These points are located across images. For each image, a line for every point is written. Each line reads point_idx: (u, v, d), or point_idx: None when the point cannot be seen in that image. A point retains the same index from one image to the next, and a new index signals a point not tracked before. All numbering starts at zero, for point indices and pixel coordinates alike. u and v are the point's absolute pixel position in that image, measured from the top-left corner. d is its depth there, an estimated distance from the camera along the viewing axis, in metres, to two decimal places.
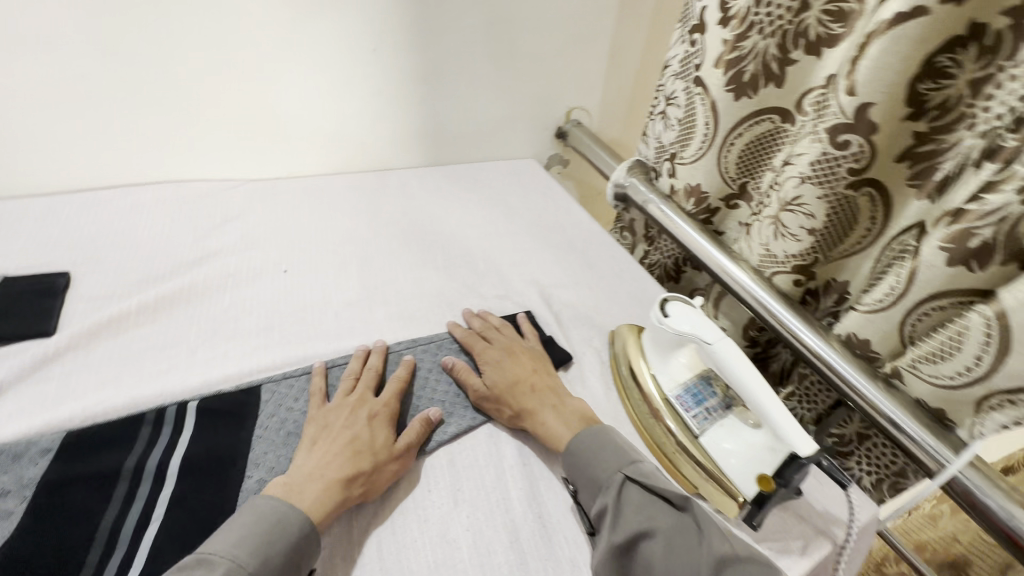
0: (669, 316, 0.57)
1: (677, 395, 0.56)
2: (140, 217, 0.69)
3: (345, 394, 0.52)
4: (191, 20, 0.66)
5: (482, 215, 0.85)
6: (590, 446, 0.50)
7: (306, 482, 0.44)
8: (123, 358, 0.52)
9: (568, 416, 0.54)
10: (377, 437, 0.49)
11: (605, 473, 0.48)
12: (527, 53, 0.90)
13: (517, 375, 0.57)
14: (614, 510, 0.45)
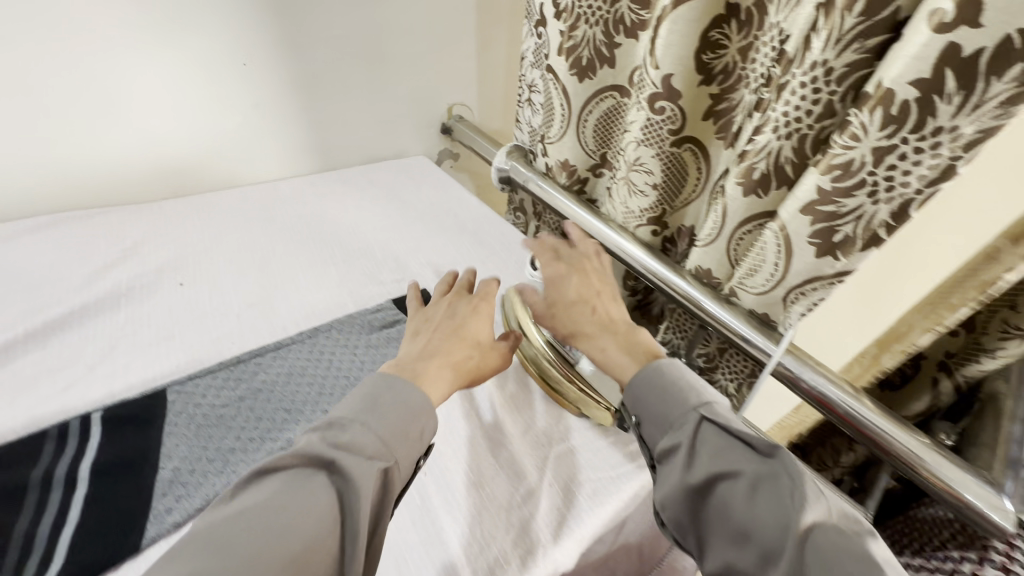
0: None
1: (554, 335, 0.66)
2: (17, 252, 0.68)
3: (446, 295, 0.63)
4: (42, 50, 0.66)
5: (376, 210, 0.90)
6: (659, 382, 0.52)
7: (414, 360, 0.53)
8: (17, 385, 0.53)
9: (626, 340, 0.59)
10: (481, 332, 0.58)
11: (678, 412, 0.49)
12: (399, 58, 0.96)
13: (581, 294, 0.64)
14: (694, 447, 0.46)
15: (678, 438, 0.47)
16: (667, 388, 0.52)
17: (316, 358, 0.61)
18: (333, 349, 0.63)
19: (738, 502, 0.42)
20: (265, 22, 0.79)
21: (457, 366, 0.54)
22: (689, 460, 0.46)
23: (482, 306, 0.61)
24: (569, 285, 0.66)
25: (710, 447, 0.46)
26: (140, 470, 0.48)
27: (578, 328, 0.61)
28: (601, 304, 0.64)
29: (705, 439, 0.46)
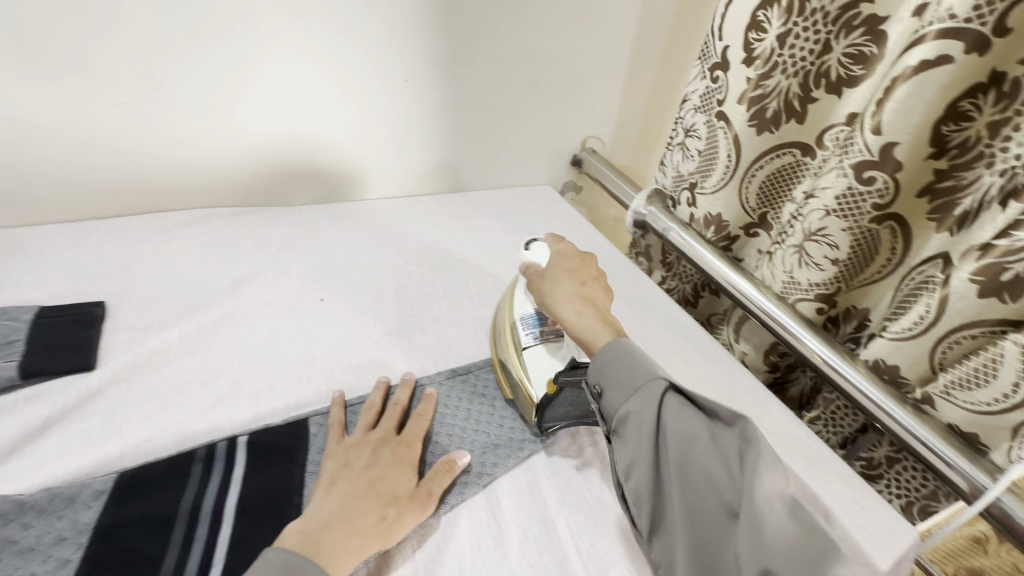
0: (531, 253, 0.61)
1: (522, 319, 0.59)
2: (174, 245, 0.68)
3: (366, 431, 0.50)
4: (232, 48, 0.67)
5: (507, 241, 0.85)
6: (624, 352, 0.47)
7: (322, 530, 0.41)
8: (168, 392, 0.51)
9: (590, 317, 0.52)
10: (400, 483, 0.46)
11: (643, 377, 0.44)
12: (549, 84, 0.92)
13: (565, 278, 0.57)
14: (679, 451, 0.40)
15: (693, 460, 0.40)
16: (639, 361, 0.46)
17: (452, 407, 0.56)
18: (475, 400, 0.57)
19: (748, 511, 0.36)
20: (432, 35, 0.76)
21: (369, 536, 0.42)
22: (692, 474, 0.39)
23: (409, 450, 0.49)
24: (569, 259, 0.59)
25: (702, 464, 0.39)
26: (284, 514, 0.44)
27: (558, 296, 0.55)
28: (590, 294, 0.55)
29: (694, 468, 0.39)
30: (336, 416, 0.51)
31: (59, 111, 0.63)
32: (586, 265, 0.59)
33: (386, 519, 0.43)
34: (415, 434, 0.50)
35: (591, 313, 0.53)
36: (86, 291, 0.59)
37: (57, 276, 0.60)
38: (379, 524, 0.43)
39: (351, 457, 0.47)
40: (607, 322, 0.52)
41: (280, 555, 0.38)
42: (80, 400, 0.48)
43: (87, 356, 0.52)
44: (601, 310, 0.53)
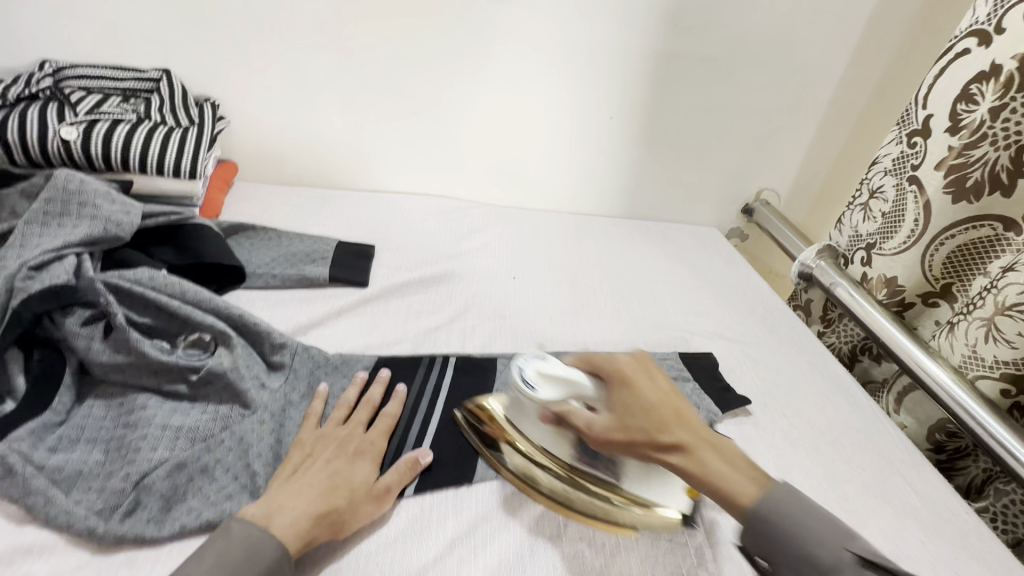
0: (541, 394, 0.51)
1: (578, 455, 0.52)
2: (417, 219, 0.89)
3: (337, 423, 0.52)
4: (494, 82, 0.86)
5: (670, 268, 0.94)
6: (787, 512, 0.41)
7: (283, 505, 0.43)
8: (406, 313, 0.70)
9: (729, 460, 0.44)
10: (359, 473, 0.47)
11: (826, 554, 0.39)
12: (738, 133, 1.00)
13: (623, 404, 0.49)
14: (793, 513, 0.41)
15: (813, 528, 0.40)
16: (795, 514, 0.41)
17: None
18: None
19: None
20: (646, 82, 0.90)
21: (324, 523, 0.43)
22: (806, 560, 0.39)
23: (371, 449, 0.50)
24: (639, 390, 0.49)
25: (814, 525, 0.40)
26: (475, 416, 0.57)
27: (684, 445, 0.45)
28: (660, 405, 0.48)
29: (795, 520, 0.41)
30: (313, 407, 0.53)
31: (367, 118, 0.87)
32: (634, 370, 0.50)
33: (336, 510, 0.44)
34: (379, 435, 0.52)
35: (681, 447, 0.45)
36: (361, 237, 0.82)
37: (344, 222, 0.84)
38: (329, 514, 0.44)
39: (313, 451, 0.49)
40: (698, 433, 0.46)
41: (240, 525, 0.41)
42: (356, 304, 0.69)
43: (361, 277, 0.73)
44: (705, 436, 0.46)
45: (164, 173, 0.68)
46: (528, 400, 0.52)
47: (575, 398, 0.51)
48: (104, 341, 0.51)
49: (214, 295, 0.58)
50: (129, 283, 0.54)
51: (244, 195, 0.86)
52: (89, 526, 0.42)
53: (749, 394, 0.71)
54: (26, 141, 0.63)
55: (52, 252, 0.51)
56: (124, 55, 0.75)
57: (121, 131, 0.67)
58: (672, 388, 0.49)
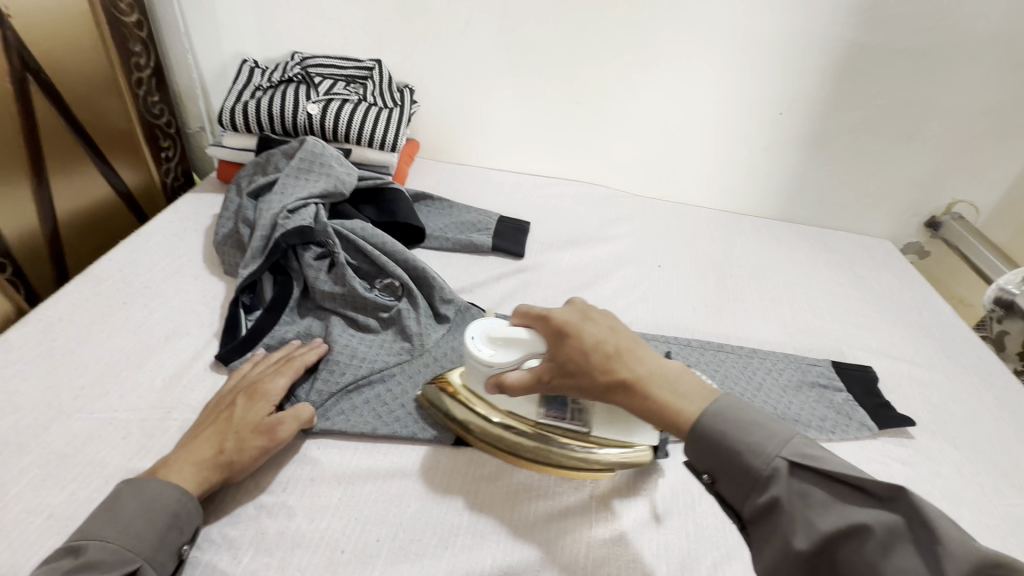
0: (497, 360, 0.47)
1: (546, 412, 0.50)
2: (568, 202, 0.95)
3: (243, 378, 0.52)
4: (660, 75, 0.88)
5: (829, 275, 0.88)
6: (738, 419, 0.39)
7: (175, 459, 0.44)
8: (556, 285, 0.76)
9: (665, 387, 0.41)
10: (250, 415, 0.48)
11: (758, 460, 0.37)
12: (932, 134, 0.89)
13: (570, 359, 0.43)
14: (727, 424, 0.39)
15: (736, 444, 0.38)
16: (743, 440, 0.38)
17: (751, 377, 0.65)
18: (769, 379, 0.65)
19: (824, 528, 0.34)
20: (826, 76, 0.85)
21: (213, 469, 0.44)
22: (744, 472, 0.38)
23: (259, 391, 0.50)
24: (582, 339, 0.43)
25: (751, 438, 0.38)
26: None
27: (626, 381, 0.41)
28: (598, 343, 0.43)
29: (742, 431, 0.38)
30: (241, 367, 0.54)
31: (536, 106, 0.94)
32: (571, 318, 0.45)
33: (223, 453, 0.45)
34: (277, 378, 0.51)
35: (624, 384, 0.41)
36: (518, 214, 0.90)
37: (504, 199, 0.93)
38: (218, 455, 0.45)
39: (211, 409, 0.49)
40: (655, 362, 0.43)
41: (130, 488, 0.42)
42: (512, 270, 0.77)
43: (518, 248, 0.80)
44: (642, 371, 0.42)
45: (372, 145, 0.83)
46: (485, 371, 0.48)
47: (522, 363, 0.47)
48: (328, 273, 0.63)
49: (406, 250, 0.67)
50: (347, 230, 0.66)
51: (421, 170, 0.98)
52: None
53: (915, 416, 0.65)
54: (283, 114, 0.81)
55: (301, 200, 0.66)
56: (350, 49, 0.91)
57: (347, 109, 0.81)
58: (612, 325, 0.45)
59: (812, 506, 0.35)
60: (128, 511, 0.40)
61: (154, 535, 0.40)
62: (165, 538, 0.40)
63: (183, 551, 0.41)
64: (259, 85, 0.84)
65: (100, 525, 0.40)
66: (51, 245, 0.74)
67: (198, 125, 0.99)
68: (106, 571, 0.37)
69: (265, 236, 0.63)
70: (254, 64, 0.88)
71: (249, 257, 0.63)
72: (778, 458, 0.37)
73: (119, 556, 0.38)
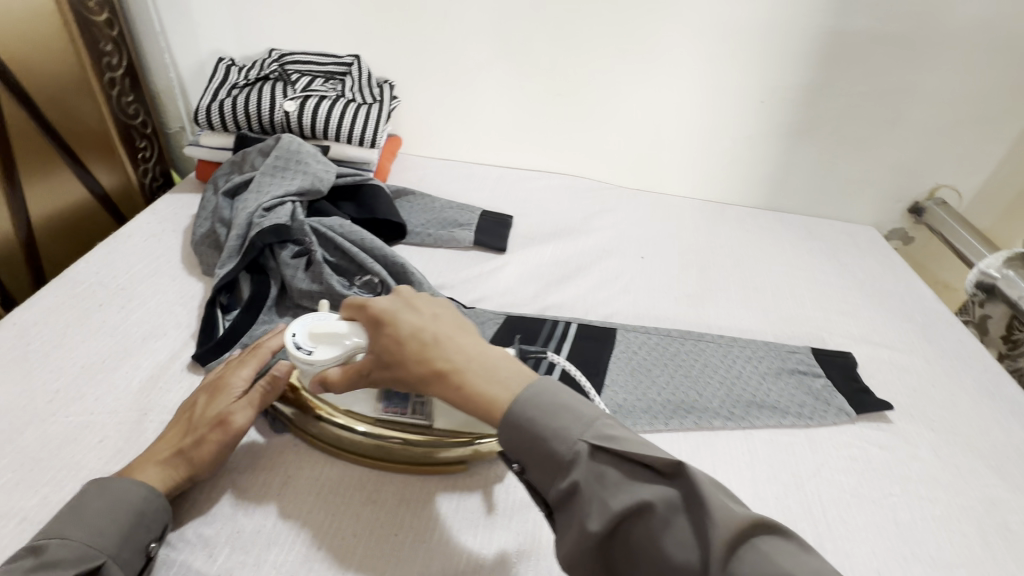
0: (316, 356, 0.46)
1: (383, 408, 0.49)
2: (551, 195, 0.94)
3: (218, 370, 0.52)
4: (640, 65, 0.88)
5: (812, 263, 0.88)
6: (544, 408, 0.38)
7: (143, 457, 0.45)
8: (538, 278, 0.76)
9: (485, 378, 0.40)
10: (208, 410, 0.47)
11: (562, 447, 0.37)
12: (913, 120, 0.89)
13: (385, 348, 0.42)
14: (535, 412, 0.38)
15: (542, 430, 0.38)
16: (545, 426, 0.38)
17: (731, 365, 0.65)
18: (749, 367, 0.66)
19: (614, 506, 0.35)
20: (804, 63, 0.85)
21: (173, 466, 0.44)
22: (549, 458, 0.37)
23: (220, 385, 0.49)
24: (401, 329, 0.42)
25: (557, 423, 0.38)
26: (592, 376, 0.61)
27: (434, 369, 0.40)
28: (413, 332, 0.42)
29: (542, 419, 0.38)
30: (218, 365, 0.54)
31: (517, 99, 0.94)
32: (388, 305, 0.44)
33: (181, 450, 0.45)
34: (239, 369, 0.50)
35: (440, 374, 0.40)
36: (501, 208, 0.89)
37: (487, 193, 0.93)
38: (177, 452, 0.45)
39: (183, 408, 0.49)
40: (473, 349, 0.42)
41: (100, 484, 0.42)
42: (494, 265, 0.76)
43: (500, 243, 0.80)
44: (454, 360, 0.40)
45: (351, 141, 0.82)
46: (308, 371, 0.47)
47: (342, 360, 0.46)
48: (305, 271, 0.62)
49: (386, 246, 0.67)
50: (325, 228, 0.66)
51: (404, 166, 0.98)
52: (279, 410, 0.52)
53: (894, 401, 0.65)
54: (260, 111, 0.80)
55: (277, 198, 0.65)
56: (328, 45, 0.90)
57: (324, 106, 0.81)
58: (431, 312, 0.44)
59: (609, 487, 0.35)
60: (94, 510, 0.40)
61: (119, 534, 0.40)
62: (131, 536, 0.40)
63: (150, 548, 0.41)
64: (235, 83, 0.84)
65: (67, 524, 0.39)
66: (27, 251, 0.76)
67: (178, 125, 0.98)
68: (69, 568, 0.37)
69: (241, 234, 0.63)
70: (231, 62, 0.87)
71: (226, 256, 0.62)
72: (581, 441, 0.37)
73: (82, 553, 0.38)
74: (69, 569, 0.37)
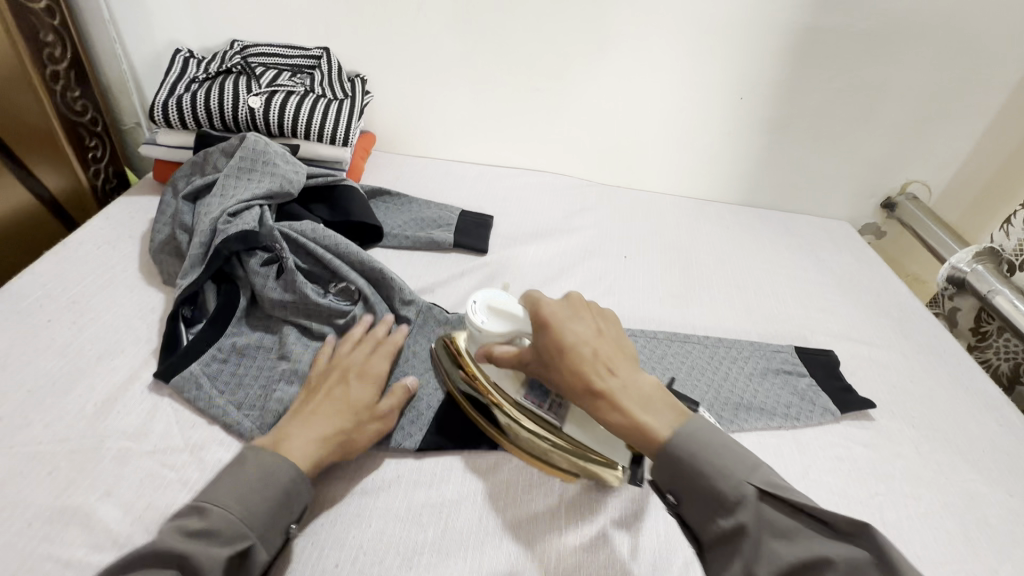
0: (487, 326, 0.49)
1: (524, 395, 0.50)
2: (532, 193, 0.92)
3: (339, 354, 0.53)
4: (621, 61, 0.86)
5: (791, 259, 0.88)
6: (698, 440, 0.39)
7: (293, 430, 0.45)
8: (521, 280, 0.74)
9: (642, 395, 0.41)
10: (353, 397, 0.49)
11: (726, 485, 0.38)
12: (886, 116, 0.90)
13: (548, 350, 0.44)
14: (694, 446, 0.39)
15: (701, 465, 0.38)
16: (703, 458, 0.39)
17: (717, 366, 0.65)
18: (735, 367, 0.65)
19: (784, 556, 0.36)
20: (782, 59, 0.85)
21: (326, 449, 0.45)
22: (711, 495, 0.38)
23: (370, 374, 0.51)
24: (569, 335, 0.43)
25: (721, 461, 0.38)
26: None
27: (608, 393, 0.41)
28: (576, 343, 0.43)
29: (703, 455, 0.39)
30: (319, 351, 0.54)
31: (494, 94, 0.91)
32: (560, 311, 0.45)
33: (342, 433, 0.46)
34: (380, 361, 0.53)
35: (598, 393, 0.41)
36: (481, 208, 0.87)
37: (466, 192, 0.90)
38: (337, 435, 0.46)
39: (317, 385, 0.50)
40: (633, 378, 0.42)
41: (255, 454, 0.42)
42: (475, 267, 0.74)
43: (482, 244, 0.78)
44: (614, 382, 0.41)
45: (322, 139, 0.78)
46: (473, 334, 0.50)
47: (513, 337, 0.49)
48: (276, 280, 0.59)
49: (362, 251, 0.64)
50: (296, 233, 0.63)
51: (379, 164, 0.94)
52: (249, 432, 0.49)
53: (875, 397, 0.66)
54: (222, 107, 0.75)
55: (244, 202, 0.61)
56: (295, 37, 0.86)
57: (292, 102, 0.77)
58: (602, 326, 0.45)
59: (779, 536, 0.36)
60: (252, 478, 0.40)
61: (269, 513, 0.40)
62: (277, 518, 0.40)
63: (291, 529, 0.41)
64: (195, 77, 0.78)
65: (223, 489, 0.39)
66: None
67: (133, 121, 0.92)
68: (224, 545, 0.37)
69: (205, 241, 0.59)
70: (188, 54, 0.82)
71: (188, 265, 0.58)
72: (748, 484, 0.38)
73: (236, 528, 0.38)
74: (224, 547, 0.37)
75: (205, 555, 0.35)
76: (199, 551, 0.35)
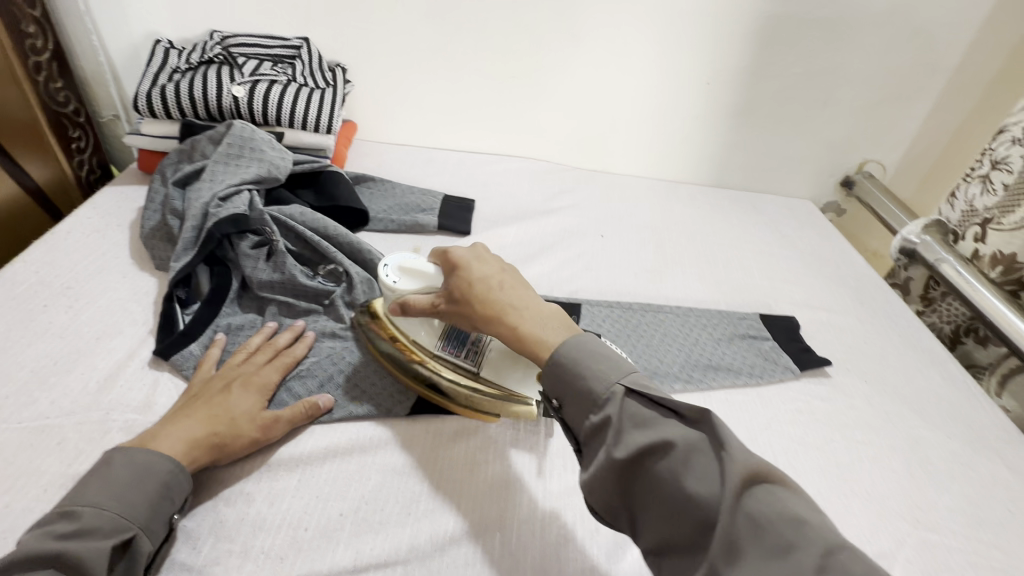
0: (400, 285, 0.52)
1: (443, 347, 0.53)
2: (511, 178, 0.96)
3: (234, 362, 0.52)
4: (594, 48, 0.89)
5: (758, 235, 0.94)
6: (588, 350, 0.42)
7: (167, 434, 0.44)
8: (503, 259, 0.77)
9: (545, 320, 0.45)
10: (238, 404, 0.48)
11: (604, 388, 0.40)
12: (844, 98, 0.96)
13: (456, 287, 0.48)
14: (584, 356, 0.42)
15: (593, 378, 0.40)
16: (593, 369, 0.41)
17: (689, 333, 0.70)
18: (704, 333, 0.70)
19: (663, 463, 0.36)
20: (747, 46, 0.89)
21: (199, 451, 0.44)
22: (601, 411, 0.39)
23: (256, 382, 0.50)
24: (472, 270, 0.47)
25: (605, 368, 0.41)
26: None
27: (506, 307, 0.45)
28: (482, 277, 0.47)
29: (585, 361, 0.41)
30: (210, 352, 0.54)
31: (473, 83, 0.94)
32: (467, 254, 0.49)
33: (217, 435, 0.45)
34: (272, 371, 0.52)
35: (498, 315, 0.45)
36: (463, 192, 0.90)
37: (447, 177, 0.93)
38: (211, 437, 0.45)
39: (202, 389, 0.49)
40: (532, 304, 0.46)
41: (121, 456, 0.42)
42: (458, 247, 0.77)
43: (464, 226, 0.81)
44: (511, 301, 0.46)
45: (305, 128, 0.80)
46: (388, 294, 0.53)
47: (426, 291, 0.51)
48: (266, 261, 0.61)
49: (351, 234, 0.66)
50: (286, 217, 0.65)
51: (361, 152, 0.96)
52: None
53: (832, 357, 0.72)
54: (206, 97, 0.77)
55: (233, 187, 0.63)
56: (274, 27, 0.87)
57: (275, 91, 0.78)
58: (503, 266, 0.49)
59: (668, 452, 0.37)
60: (121, 478, 0.41)
61: (148, 504, 0.40)
62: (158, 506, 0.41)
63: (173, 520, 0.42)
64: (177, 67, 0.79)
65: (92, 489, 0.40)
66: None
67: (112, 114, 0.92)
68: (105, 537, 0.38)
69: (197, 225, 0.61)
70: (169, 44, 0.82)
71: (180, 248, 0.60)
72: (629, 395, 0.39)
73: (116, 523, 0.39)
74: (104, 539, 0.38)
75: (83, 549, 0.36)
76: (79, 547, 0.36)
